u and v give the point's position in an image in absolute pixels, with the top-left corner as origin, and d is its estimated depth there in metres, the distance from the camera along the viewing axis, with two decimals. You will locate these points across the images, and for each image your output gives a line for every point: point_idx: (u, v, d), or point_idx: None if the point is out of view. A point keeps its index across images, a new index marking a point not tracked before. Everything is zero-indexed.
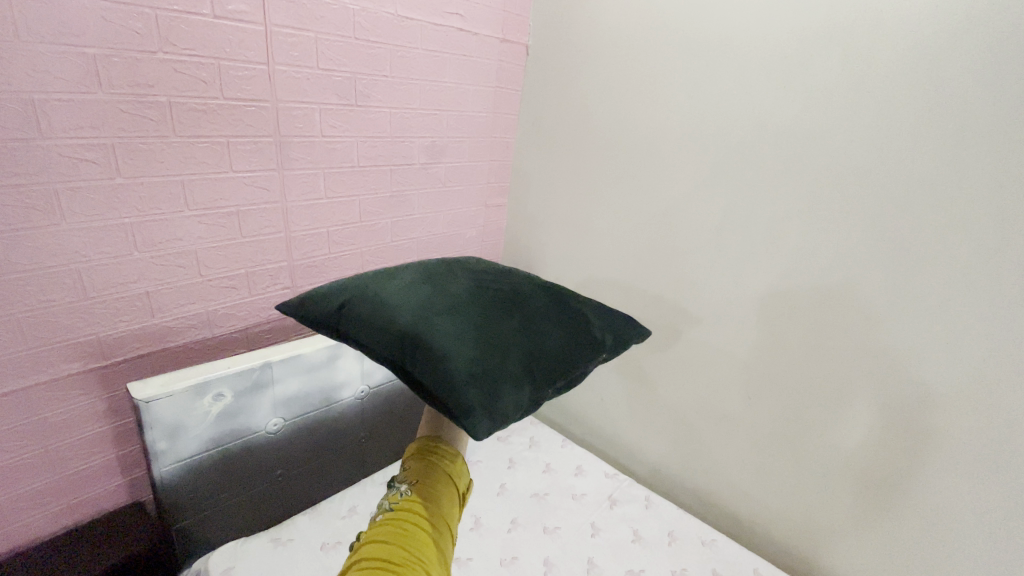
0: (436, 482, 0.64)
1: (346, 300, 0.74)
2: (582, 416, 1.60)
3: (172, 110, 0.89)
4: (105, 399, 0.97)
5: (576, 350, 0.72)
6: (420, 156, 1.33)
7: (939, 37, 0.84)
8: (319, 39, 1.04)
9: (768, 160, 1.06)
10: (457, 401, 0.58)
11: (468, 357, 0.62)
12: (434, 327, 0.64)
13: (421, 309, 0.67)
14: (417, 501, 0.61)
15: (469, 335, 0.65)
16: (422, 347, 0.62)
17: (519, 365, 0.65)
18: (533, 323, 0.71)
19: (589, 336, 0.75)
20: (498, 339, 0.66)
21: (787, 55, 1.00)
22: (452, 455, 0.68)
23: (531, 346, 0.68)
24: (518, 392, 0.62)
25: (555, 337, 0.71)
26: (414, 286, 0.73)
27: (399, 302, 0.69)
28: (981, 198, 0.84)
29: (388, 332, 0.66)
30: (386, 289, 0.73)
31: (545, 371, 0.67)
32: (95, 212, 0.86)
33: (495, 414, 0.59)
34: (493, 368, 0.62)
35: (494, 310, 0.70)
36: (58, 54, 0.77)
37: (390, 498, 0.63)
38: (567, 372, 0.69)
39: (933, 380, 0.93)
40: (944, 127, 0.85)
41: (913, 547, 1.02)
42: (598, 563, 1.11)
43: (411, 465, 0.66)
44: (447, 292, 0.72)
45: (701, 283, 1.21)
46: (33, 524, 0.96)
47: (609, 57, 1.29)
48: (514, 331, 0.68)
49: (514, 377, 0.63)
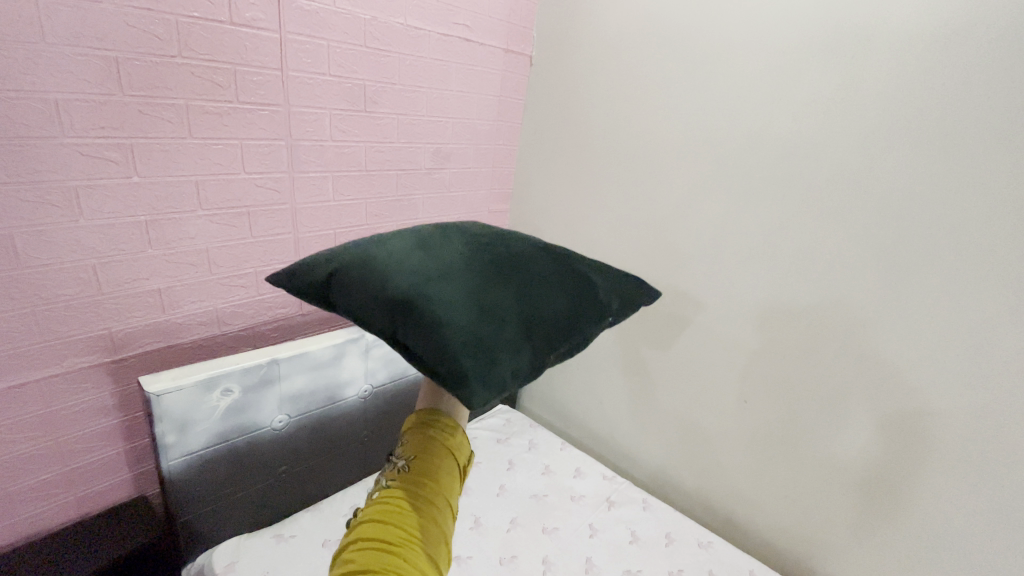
0: (435, 457, 0.63)
1: (334, 266, 0.66)
2: (581, 419, 1.61)
3: (189, 112, 0.92)
4: (116, 393, 0.99)
5: (585, 312, 0.66)
6: (426, 161, 1.36)
7: (931, 52, 0.88)
8: (332, 46, 1.08)
9: (768, 166, 1.09)
10: (452, 370, 0.53)
11: (467, 324, 0.57)
12: (433, 293, 0.58)
13: (416, 273, 0.61)
14: (414, 477, 0.61)
15: (467, 298, 0.59)
16: (418, 314, 0.57)
17: (522, 330, 0.60)
18: (536, 286, 0.65)
19: (593, 297, 0.69)
20: (499, 303, 0.60)
21: (785, 68, 1.04)
22: (450, 429, 0.66)
23: (534, 308, 0.62)
24: (517, 359, 0.57)
25: (561, 300, 0.65)
26: (407, 242, 0.66)
27: (392, 264, 0.63)
28: (970, 203, 0.87)
29: (381, 301, 0.60)
30: (375, 248, 0.66)
31: (548, 336, 0.62)
32: (111, 209, 0.89)
33: (491, 385, 0.55)
34: (492, 333, 0.57)
35: (496, 270, 0.64)
36: (81, 57, 0.80)
37: (387, 473, 0.63)
38: (570, 337, 0.64)
39: (926, 383, 0.96)
40: (935, 135, 0.89)
41: (905, 548, 1.04)
42: (596, 563, 1.12)
43: (410, 439, 0.65)
44: (445, 252, 0.65)
45: (700, 284, 1.24)
46: (41, 515, 0.97)
47: (611, 67, 1.33)
48: (516, 296, 0.62)
49: (513, 343, 0.58)
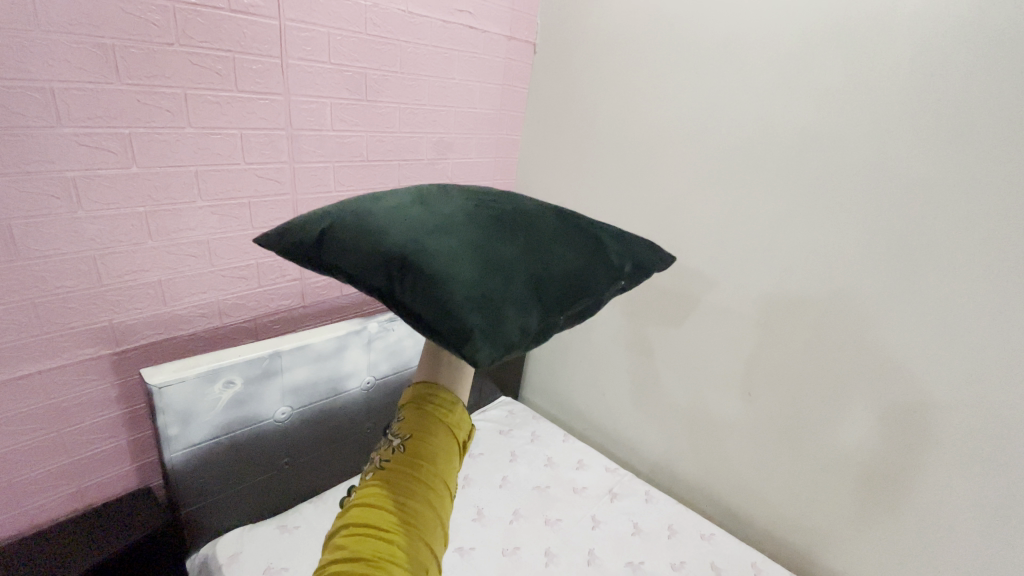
0: (435, 437, 0.52)
1: (324, 224, 0.60)
2: (584, 410, 1.61)
3: (187, 101, 0.91)
4: (117, 385, 0.99)
5: (596, 272, 0.60)
6: (428, 152, 1.35)
7: (944, 41, 0.85)
8: (332, 33, 1.06)
9: (775, 158, 1.07)
10: (455, 323, 0.47)
11: (470, 277, 0.49)
12: (432, 244, 0.52)
13: (414, 227, 0.54)
14: (411, 461, 0.50)
15: (470, 250, 0.52)
16: (415, 268, 0.50)
17: (530, 286, 0.53)
18: (544, 242, 0.58)
19: (604, 259, 0.62)
20: (506, 256, 0.53)
21: (793, 57, 1.01)
22: (453, 405, 0.55)
23: (544, 264, 0.56)
24: (525, 317, 0.51)
25: (572, 259, 0.59)
26: (405, 196, 0.59)
27: (386, 219, 0.56)
28: (982, 196, 0.85)
29: (376, 256, 0.53)
30: (371, 203, 0.59)
31: (559, 295, 0.55)
32: (110, 200, 0.88)
33: (499, 341, 0.48)
34: (500, 287, 0.50)
35: (502, 223, 0.57)
36: (77, 45, 0.78)
37: (381, 453, 0.52)
38: (581, 298, 0.57)
39: (934, 377, 0.94)
40: (948, 126, 0.87)
41: (908, 542, 1.04)
42: (599, 555, 1.12)
43: (406, 414, 0.54)
44: (445, 205, 0.58)
45: (705, 276, 1.22)
46: (44, 506, 0.97)
47: (616, 54, 1.30)
48: (524, 251, 0.55)
49: (522, 299, 0.51)
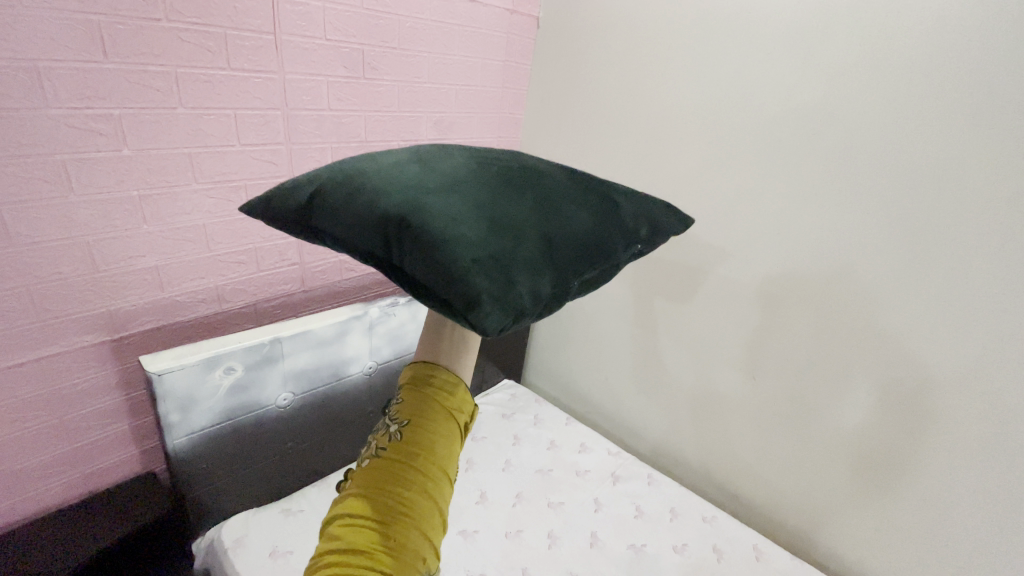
0: (434, 424, 0.49)
1: (321, 193, 0.57)
2: (586, 393, 1.60)
3: (179, 80, 0.88)
4: (118, 371, 0.98)
5: (607, 237, 0.57)
6: (428, 132, 1.31)
7: (967, 14, 0.81)
8: (326, 8, 1.02)
9: (784, 138, 1.03)
10: (462, 289, 0.44)
11: (477, 241, 0.47)
12: (435, 209, 0.49)
13: (414, 192, 0.51)
14: (410, 450, 0.47)
15: (475, 214, 0.49)
16: (418, 235, 0.47)
17: (540, 250, 0.50)
18: (552, 206, 0.55)
19: (613, 223, 0.59)
20: (512, 219, 0.50)
21: (806, 31, 0.97)
22: (454, 389, 0.51)
23: (553, 227, 0.52)
24: (537, 281, 0.48)
25: (581, 223, 0.56)
26: (404, 162, 0.56)
27: (386, 185, 0.53)
28: (1000, 176, 0.82)
29: (376, 225, 0.51)
30: (369, 170, 0.56)
31: (570, 260, 0.52)
32: (103, 184, 0.86)
33: (509, 306, 0.45)
34: (507, 251, 0.48)
35: (507, 186, 0.54)
36: (61, 21, 0.75)
37: (378, 437, 0.50)
38: (593, 261, 0.55)
39: (941, 363, 0.93)
40: (968, 103, 0.83)
41: (908, 523, 1.04)
42: (601, 537, 1.13)
43: (405, 398, 0.50)
44: (447, 170, 0.54)
45: (711, 260, 1.20)
46: (48, 491, 0.97)
47: (621, 27, 1.25)
48: (531, 215, 0.52)
49: (532, 263, 0.48)
